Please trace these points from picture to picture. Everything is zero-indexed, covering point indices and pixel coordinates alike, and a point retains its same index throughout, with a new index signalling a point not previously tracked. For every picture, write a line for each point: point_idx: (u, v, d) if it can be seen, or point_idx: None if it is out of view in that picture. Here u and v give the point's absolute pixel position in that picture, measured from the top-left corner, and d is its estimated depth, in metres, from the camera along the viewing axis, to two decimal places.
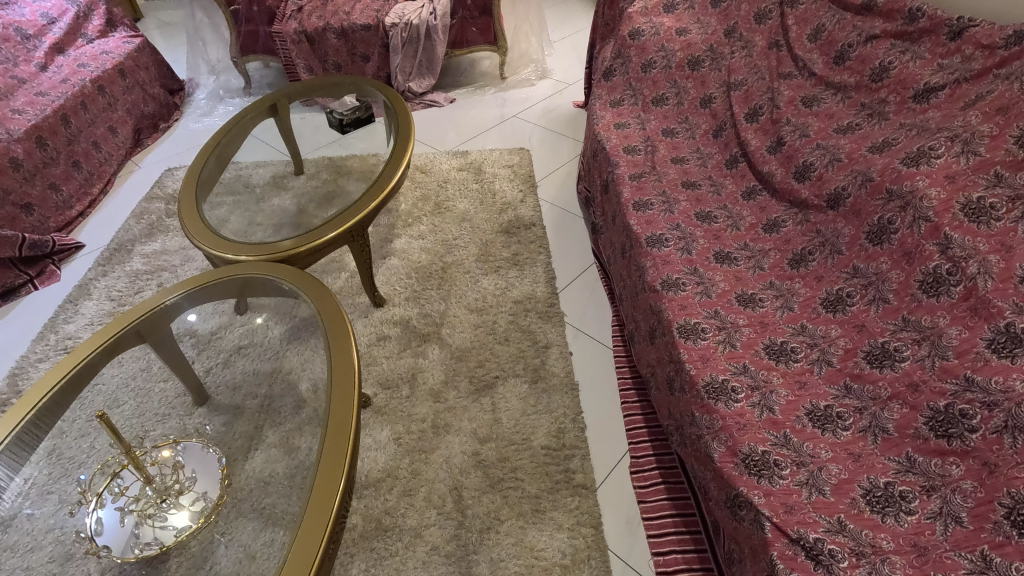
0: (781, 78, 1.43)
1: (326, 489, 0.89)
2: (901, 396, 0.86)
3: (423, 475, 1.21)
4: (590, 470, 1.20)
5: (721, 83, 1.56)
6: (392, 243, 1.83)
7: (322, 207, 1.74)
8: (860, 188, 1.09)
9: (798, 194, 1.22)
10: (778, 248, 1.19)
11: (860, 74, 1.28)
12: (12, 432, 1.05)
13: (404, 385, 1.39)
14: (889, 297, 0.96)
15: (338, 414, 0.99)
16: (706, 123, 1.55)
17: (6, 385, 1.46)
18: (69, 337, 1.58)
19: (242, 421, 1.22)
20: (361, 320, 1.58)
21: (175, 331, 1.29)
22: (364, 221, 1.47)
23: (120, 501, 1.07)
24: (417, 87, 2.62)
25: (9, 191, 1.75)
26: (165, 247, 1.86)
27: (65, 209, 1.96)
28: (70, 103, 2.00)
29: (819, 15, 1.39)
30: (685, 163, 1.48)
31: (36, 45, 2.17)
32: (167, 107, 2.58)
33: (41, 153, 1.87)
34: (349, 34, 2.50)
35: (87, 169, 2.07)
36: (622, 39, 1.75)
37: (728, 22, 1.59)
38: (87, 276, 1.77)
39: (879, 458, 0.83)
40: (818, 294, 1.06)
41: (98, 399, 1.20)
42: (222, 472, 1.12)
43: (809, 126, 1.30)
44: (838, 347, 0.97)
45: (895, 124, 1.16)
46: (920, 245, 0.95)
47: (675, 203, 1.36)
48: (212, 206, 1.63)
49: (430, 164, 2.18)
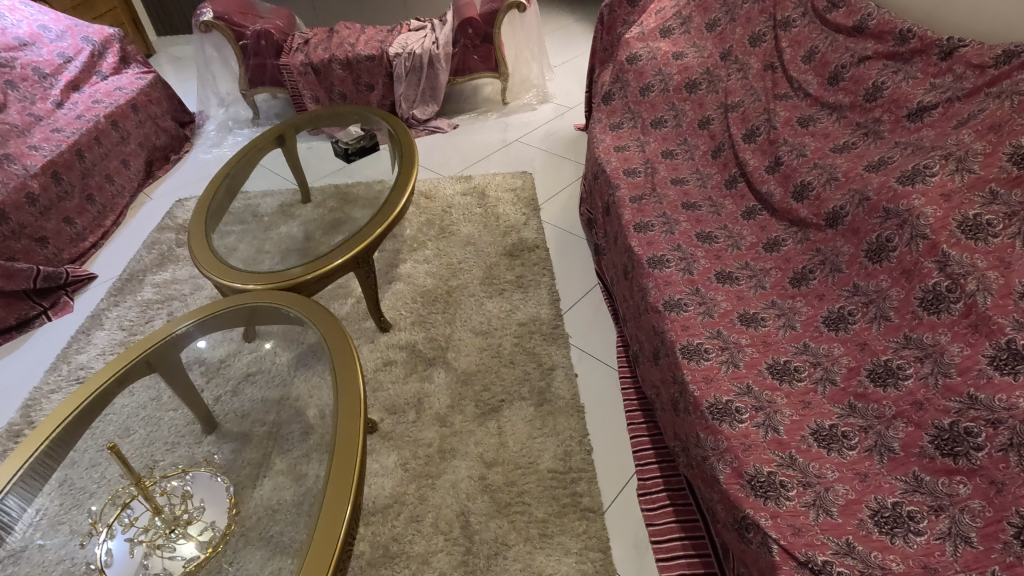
0: (777, 99, 1.45)
1: (333, 515, 0.90)
2: (906, 415, 0.86)
3: (430, 500, 1.21)
4: (598, 494, 1.20)
5: (718, 105, 1.58)
6: (397, 267, 1.85)
7: (330, 234, 1.77)
8: (858, 207, 1.10)
9: (797, 213, 1.23)
10: (779, 267, 1.19)
11: (854, 94, 1.30)
12: (29, 461, 1.08)
13: (410, 410, 1.40)
14: (890, 315, 0.96)
15: (345, 440, 1.00)
16: (704, 144, 1.57)
17: (20, 416, 1.48)
18: (81, 367, 1.60)
19: (250, 448, 1.24)
20: (367, 345, 1.59)
21: (185, 359, 1.32)
22: (369, 248, 1.49)
23: (130, 532, 1.08)
24: (421, 114, 2.67)
25: (25, 225, 1.80)
26: (175, 276, 1.89)
27: (79, 241, 2.01)
28: (84, 138, 2.06)
29: (812, 38, 1.43)
30: (684, 184, 1.49)
31: (53, 83, 2.24)
32: (178, 139, 2.64)
33: (56, 187, 1.92)
34: (353, 64, 2.56)
35: (100, 202, 2.13)
36: (620, 64, 1.79)
37: (723, 45, 1.63)
38: (100, 306, 1.80)
39: (886, 478, 0.83)
40: (820, 312, 1.06)
41: (110, 428, 1.21)
42: (231, 501, 1.13)
43: (806, 145, 1.31)
44: (841, 365, 0.97)
45: (890, 142, 1.17)
46: (919, 263, 0.96)
47: (676, 224, 1.38)
48: (221, 235, 1.67)
49: (435, 189, 2.21)
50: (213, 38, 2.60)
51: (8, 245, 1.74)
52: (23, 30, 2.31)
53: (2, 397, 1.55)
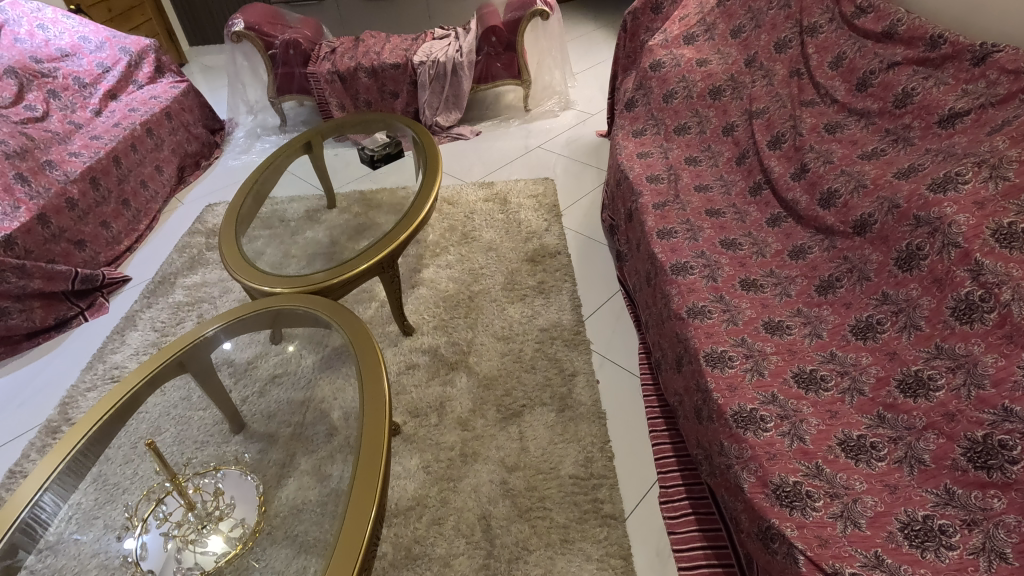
0: (803, 106, 1.44)
1: (359, 515, 0.92)
2: (937, 426, 0.84)
3: (451, 503, 1.22)
4: (619, 501, 1.19)
5: (743, 111, 1.58)
6: (420, 272, 1.88)
7: (355, 239, 1.80)
8: (887, 214, 1.08)
9: (823, 221, 1.22)
10: (805, 275, 1.18)
11: (882, 101, 1.29)
12: (67, 458, 1.12)
13: (432, 414, 1.41)
14: (921, 324, 0.94)
15: (370, 442, 1.02)
16: (728, 151, 1.57)
17: (57, 413, 1.53)
18: (115, 367, 1.65)
19: (276, 449, 1.26)
20: (390, 348, 1.61)
21: (214, 360, 1.35)
22: (394, 254, 1.52)
23: (163, 527, 1.11)
24: (444, 121, 2.70)
25: (65, 228, 1.86)
26: (205, 279, 1.94)
27: (114, 245, 2.07)
28: (121, 145, 2.13)
29: (839, 44, 1.42)
30: (708, 191, 1.49)
31: (91, 92, 2.32)
32: (208, 146, 2.72)
33: (94, 192, 1.99)
34: (379, 72, 2.61)
35: (135, 207, 2.20)
36: (644, 71, 1.79)
37: (748, 52, 1.63)
38: (133, 307, 1.86)
39: (917, 490, 0.81)
40: (847, 321, 1.05)
41: (143, 426, 1.27)
42: (260, 499, 1.15)
43: (833, 152, 1.30)
44: (870, 375, 0.95)
45: (921, 149, 1.16)
46: (951, 272, 0.94)
47: (700, 231, 1.37)
48: (250, 240, 1.72)
49: (457, 195, 2.24)
50: (244, 48, 2.67)
51: (49, 248, 1.81)
52: (65, 41, 2.42)
53: (41, 395, 1.61)
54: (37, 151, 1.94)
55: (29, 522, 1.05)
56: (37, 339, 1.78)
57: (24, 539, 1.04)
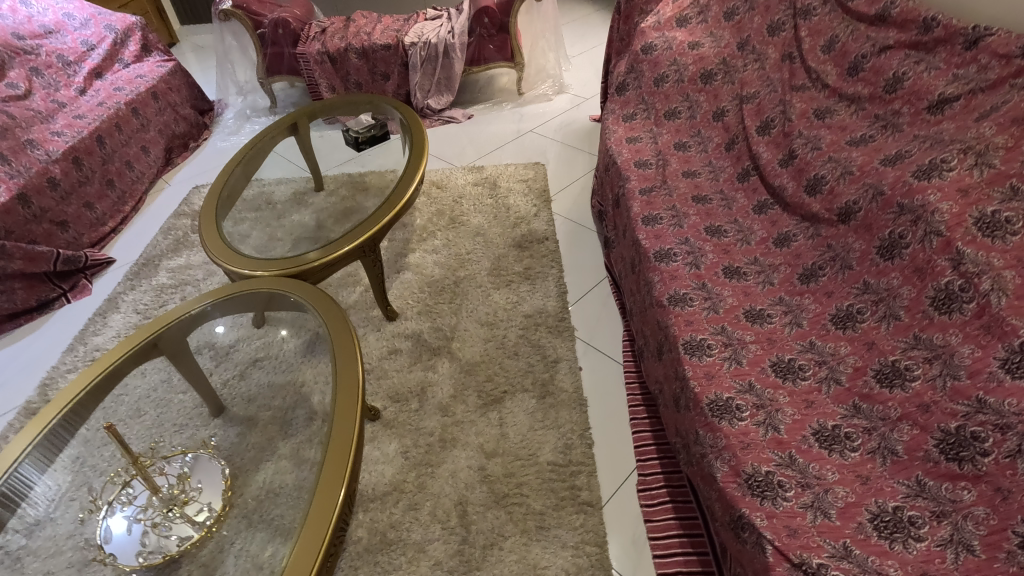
0: (793, 91, 1.41)
1: (326, 499, 0.90)
2: (911, 417, 0.83)
3: (429, 489, 1.22)
4: (596, 488, 1.19)
5: (734, 96, 1.55)
6: (406, 257, 1.86)
7: (340, 222, 1.79)
8: (871, 202, 1.06)
9: (809, 208, 1.20)
10: (789, 263, 1.16)
11: (873, 86, 1.26)
12: (46, 428, 1.12)
13: (413, 399, 1.41)
14: (900, 314, 0.93)
15: (342, 427, 1.01)
16: (718, 137, 1.54)
17: (37, 395, 1.53)
18: (97, 349, 1.64)
19: (255, 432, 1.26)
20: (373, 333, 1.60)
21: (194, 343, 1.33)
22: (376, 237, 1.50)
23: (129, 509, 1.12)
24: (436, 104, 2.66)
25: (47, 209, 1.84)
26: (189, 262, 1.92)
27: (98, 226, 2.05)
28: (105, 125, 2.10)
29: (831, 27, 1.39)
30: (696, 177, 1.47)
31: (77, 70, 2.29)
32: (197, 126, 2.68)
33: (77, 173, 1.96)
34: (369, 53, 2.56)
35: (120, 188, 2.17)
36: (635, 54, 1.76)
37: (741, 34, 1.59)
38: (117, 289, 1.84)
39: (888, 482, 0.80)
40: (828, 310, 1.03)
41: (122, 409, 1.26)
42: (226, 483, 1.15)
43: (822, 138, 1.27)
44: (847, 365, 0.94)
45: (909, 135, 1.13)
46: (932, 261, 0.92)
47: (685, 217, 1.35)
48: (234, 223, 1.69)
49: (447, 180, 2.21)
50: (232, 26, 2.63)
51: (30, 228, 1.79)
52: (49, 18, 2.36)
53: (22, 376, 1.60)
54: (18, 130, 1.91)
55: (3, 490, 1.05)
56: (19, 321, 1.77)
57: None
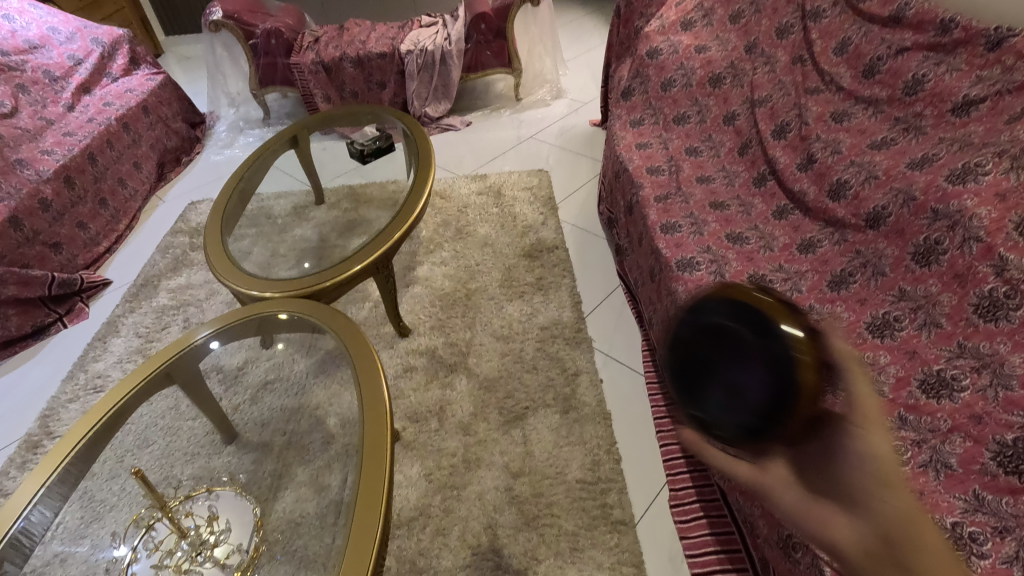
0: (807, 94, 1.40)
1: (364, 533, 0.87)
2: (963, 429, 0.81)
3: (456, 512, 1.18)
4: (628, 505, 1.16)
5: (745, 99, 1.53)
6: (415, 270, 1.82)
7: (345, 236, 1.74)
8: (902, 207, 1.05)
9: (833, 213, 1.18)
10: (816, 269, 1.15)
11: (892, 88, 1.25)
12: (57, 471, 1.06)
13: (432, 419, 1.37)
14: (942, 322, 0.91)
15: (373, 453, 0.97)
16: (730, 141, 1.52)
17: (37, 427, 1.46)
18: (98, 376, 1.58)
19: (270, 459, 1.22)
20: (386, 351, 1.56)
21: (202, 368, 1.28)
22: (389, 253, 1.46)
23: (154, 556, 1.02)
24: (434, 112, 2.63)
25: (39, 231, 1.78)
26: (190, 281, 1.87)
27: (92, 246, 1.99)
28: (96, 142, 2.04)
29: (844, 29, 1.38)
30: (711, 183, 1.44)
31: (63, 86, 2.22)
32: (189, 140, 2.62)
33: (69, 192, 1.90)
34: (364, 62, 2.52)
35: (114, 206, 2.11)
36: (640, 59, 1.74)
37: (748, 38, 1.58)
38: (115, 312, 1.78)
39: (944, 496, 0.78)
40: (863, 318, 1.02)
41: (129, 439, 1.23)
42: (257, 522, 1.08)
43: (841, 142, 1.26)
44: (889, 375, 0.92)
45: (934, 138, 1.12)
46: (972, 267, 0.91)
47: (705, 224, 1.33)
48: (236, 239, 1.64)
49: (450, 189, 2.17)
50: (223, 37, 2.57)
51: (23, 251, 1.73)
52: (33, 32, 2.29)
53: (20, 407, 1.54)
54: (6, 149, 1.85)
55: (17, 536, 0.99)
56: (14, 348, 1.71)
57: (8, 553, 0.98)
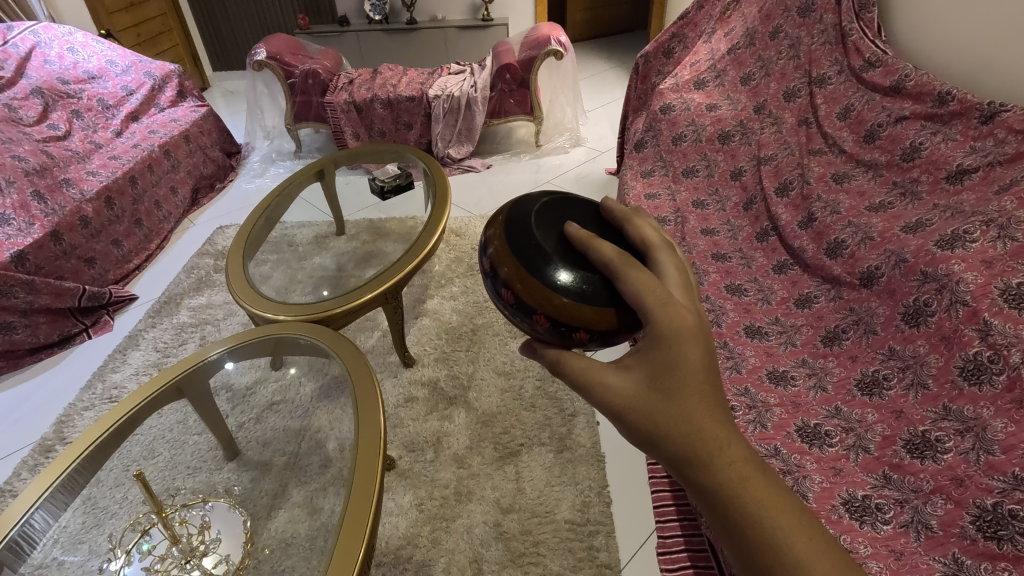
0: (811, 154, 1.45)
1: (346, 554, 0.89)
2: (945, 490, 0.81)
3: (443, 544, 1.20)
4: (615, 549, 1.16)
5: (752, 157, 1.58)
6: (425, 303, 1.87)
7: (361, 266, 1.82)
8: (894, 268, 1.09)
9: (830, 270, 1.21)
10: (811, 324, 1.17)
11: (890, 153, 1.30)
12: (64, 475, 1.09)
13: (428, 449, 1.39)
14: (928, 383, 0.93)
15: (364, 477, 1.00)
16: (736, 196, 1.56)
17: (52, 431, 1.53)
18: (115, 386, 1.65)
19: (269, 478, 1.25)
20: (390, 379, 1.60)
21: (213, 385, 1.31)
22: (399, 284, 1.52)
23: (146, 560, 1.07)
24: (456, 154, 2.74)
25: (76, 246, 1.89)
26: (210, 301, 1.95)
27: (124, 263, 2.10)
28: (138, 166, 2.17)
29: (848, 96, 1.44)
30: (715, 235, 1.47)
31: (114, 114, 2.39)
32: (224, 169, 2.76)
33: (108, 212, 2.02)
34: (394, 104, 2.66)
35: (147, 227, 2.23)
36: (654, 113, 1.81)
37: (758, 99, 1.65)
38: (138, 326, 1.87)
39: (923, 558, 0.77)
40: (853, 374, 1.03)
41: (136, 449, 1.23)
42: (246, 535, 1.11)
43: (841, 203, 1.30)
44: (875, 433, 0.93)
45: (928, 204, 1.16)
46: (959, 330, 0.94)
47: (705, 274, 1.35)
48: (257, 263, 1.73)
49: (465, 227, 2.25)
50: (265, 76, 2.75)
51: (59, 264, 1.83)
52: (93, 64, 2.48)
53: (39, 411, 1.61)
54: (56, 169, 1.97)
55: (17, 540, 1.01)
56: (40, 355, 1.79)
57: (8, 557, 1.00)
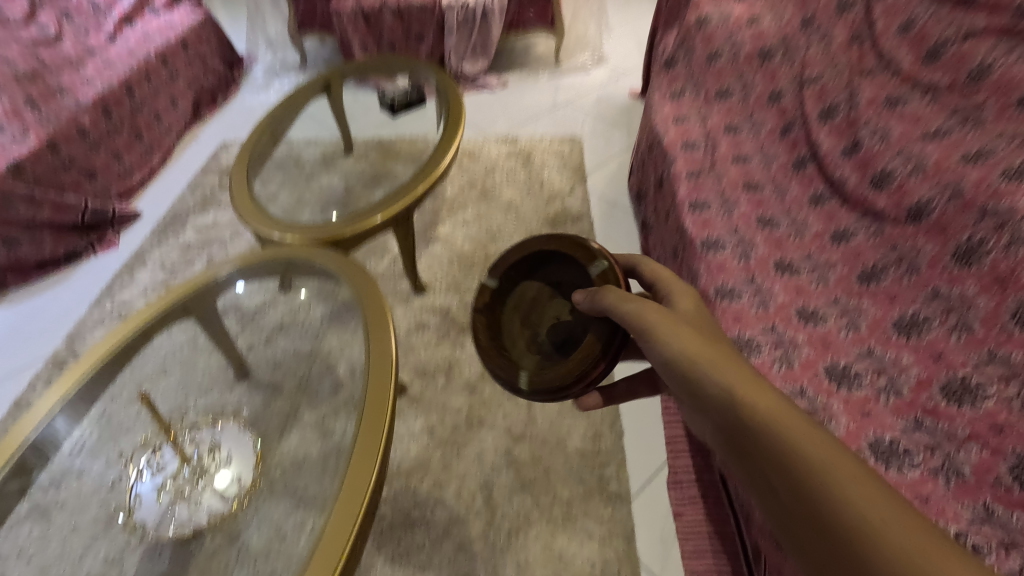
0: (862, 75, 1.32)
1: (359, 478, 0.88)
2: (981, 438, 0.79)
3: (454, 469, 1.20)
4: (626, 481, 1.16)
5: (793, 78, 1.45)
6: (437, 228, 1.81)
7: (370, 188, 1.73)
8: (948, 202, 1.00)
9: (874, 203, 1.12)
10: (847, 261, 1.10)
11: (954, 74, 1.17)
12: (78, 385, 1.08)
13: (440, 375, 1.38)
14: (974, 326, 0.88)
15: (375, 404, 0.98)
16: (773, 121, 1.43)
17: (65, 346, 1.54)
18: (124, 304, 1.64)
19: (280, 399, 1.23)
20: (401, 306, 1.57)
21: (221, 305, 1.29)
22: (409, 208, 1.44)
23: (158, 478, 1.07)
24: (470, 70, 2.58)
25: (75, 158, 1.81)
26: (216, 220, 1.89)
27: (126, 178, 2.03)
28: (136, 74, 2.05)
29: (910, 8, 1.27)
30: (747, 163, 1.37)
31: (105, 16, 2.22)
32: (226, 81, 2.62)
33: (106, 123, 1.92)
34: (405, 13, 2.47)
35: (149, 140, 2.13)
36: (688, 27, 1.64)
37: (805, 11, 1.48)
38: (144, 244, 1.83)
39: (951, 504, 0.75)
40: (889, 315, 0.98)
41: (149, 366, 1.27)
42: (257, 458, 1.11)
43: (892, 129, 1.19)
44: (910, 376, 0.89)
45: (994, 132, 1.05)
46: (1015, 270, 0.87)
47: (735, 205, 1.27)
48: (263, 183, 1.66)
49: (479, 150, 2.14)
50: None
51: (60, 177, 1.77)
52: None
53: (49, 326, 1.61)
54: (48, 75, 1.90)
55: (40, 444, 1.03)
56: (47, 271, 1.77)
57: (34, 458, 1.03)
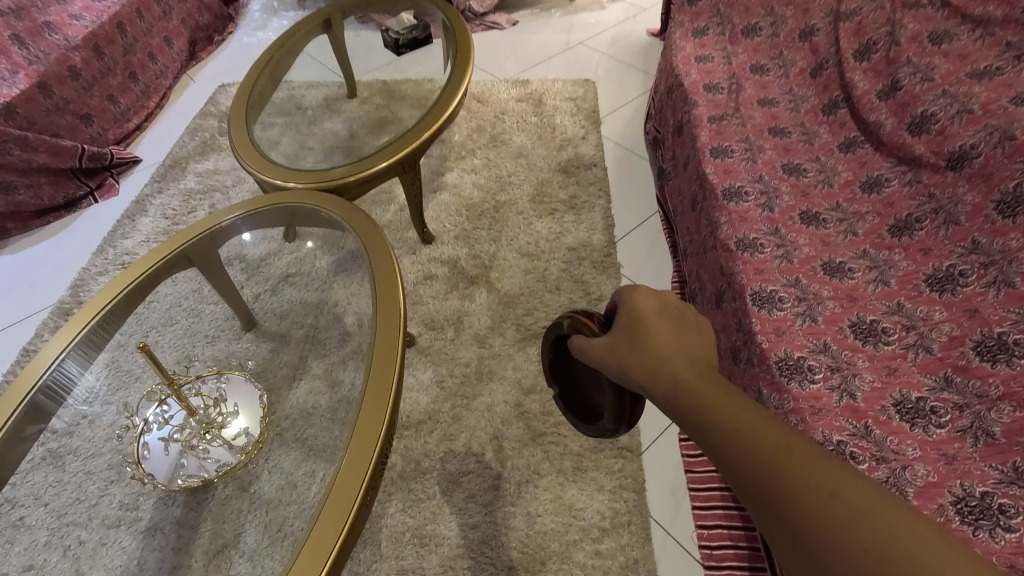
0: (905, 9, 1.21)
1: (369, 429, 0.87)
2: (1015, 397, 0.75)
3: (464, 421, 1.19)
4: (637, 434, 1.15)
5: (828, 11, 1.32)
6: (444, 175, 1.74)
7: (375, 133, 1.65)
8: (995, 147, 0.94)
9: (911, 149, 1.05)
10: (878, 212, 1.04)
11: (1010, 6, 1.09)
12: (88, 329, 1.03)
13: (448, 328, 1.36)
14: (1015, 282, 0.83)
15: (384, 356, 0.95)
16: (803, 60, 1.33)
17: (69, 295, 1.52)
18: (126, 253, 1.60)
19: (287, 349, 1.23)
20: (407, 257, 1.53)
21: (224, 255, 1.24)
22: (415, 153, 1.38)
23: (165, 430, 1.05)
24: (479, 7, 2.40)
25: (68, 100, 1.74)
26: (217, 167, 1.84)
27: (122, 122, 1.96)
28: (126, 10, 1.94)
29: None
30: (774, 107, 1.29)
31: None
32: (221, 19, 2.50)
33: (98, 63, 1.84)
34: None
35: (143, 82, 2.05)
36: None
37: None
38: (144, 191, 1.78)
39: (978, 464, 0.72)
40: (922, 269, 0.93)
41: None
42: (263, 410, 1.08)
43: (935, 68, 1.10)
44: (941, 332, 0.85)
45: None
46: None
47: (760, 151, 1.20)
48: (264, 127, 1.58)
49: (488, 93, 2.04)
50: None
51: (53, 120, 1.70)
52: None
53: (53, 275, 1.59)
54: (33, 10, 1.74)
55: (54, 388, 0.99)
56: (47, 218, 1.73)
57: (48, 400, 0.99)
